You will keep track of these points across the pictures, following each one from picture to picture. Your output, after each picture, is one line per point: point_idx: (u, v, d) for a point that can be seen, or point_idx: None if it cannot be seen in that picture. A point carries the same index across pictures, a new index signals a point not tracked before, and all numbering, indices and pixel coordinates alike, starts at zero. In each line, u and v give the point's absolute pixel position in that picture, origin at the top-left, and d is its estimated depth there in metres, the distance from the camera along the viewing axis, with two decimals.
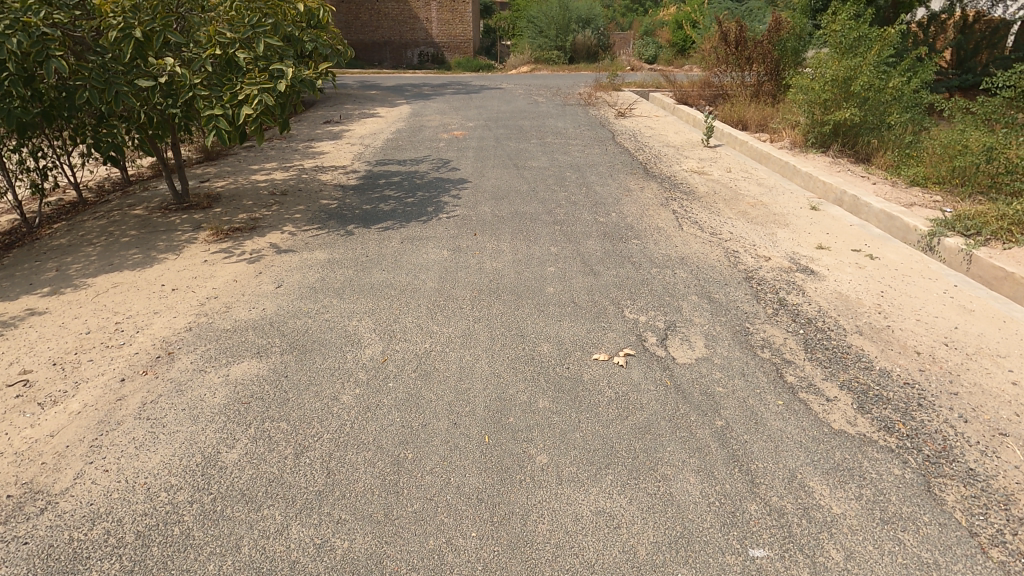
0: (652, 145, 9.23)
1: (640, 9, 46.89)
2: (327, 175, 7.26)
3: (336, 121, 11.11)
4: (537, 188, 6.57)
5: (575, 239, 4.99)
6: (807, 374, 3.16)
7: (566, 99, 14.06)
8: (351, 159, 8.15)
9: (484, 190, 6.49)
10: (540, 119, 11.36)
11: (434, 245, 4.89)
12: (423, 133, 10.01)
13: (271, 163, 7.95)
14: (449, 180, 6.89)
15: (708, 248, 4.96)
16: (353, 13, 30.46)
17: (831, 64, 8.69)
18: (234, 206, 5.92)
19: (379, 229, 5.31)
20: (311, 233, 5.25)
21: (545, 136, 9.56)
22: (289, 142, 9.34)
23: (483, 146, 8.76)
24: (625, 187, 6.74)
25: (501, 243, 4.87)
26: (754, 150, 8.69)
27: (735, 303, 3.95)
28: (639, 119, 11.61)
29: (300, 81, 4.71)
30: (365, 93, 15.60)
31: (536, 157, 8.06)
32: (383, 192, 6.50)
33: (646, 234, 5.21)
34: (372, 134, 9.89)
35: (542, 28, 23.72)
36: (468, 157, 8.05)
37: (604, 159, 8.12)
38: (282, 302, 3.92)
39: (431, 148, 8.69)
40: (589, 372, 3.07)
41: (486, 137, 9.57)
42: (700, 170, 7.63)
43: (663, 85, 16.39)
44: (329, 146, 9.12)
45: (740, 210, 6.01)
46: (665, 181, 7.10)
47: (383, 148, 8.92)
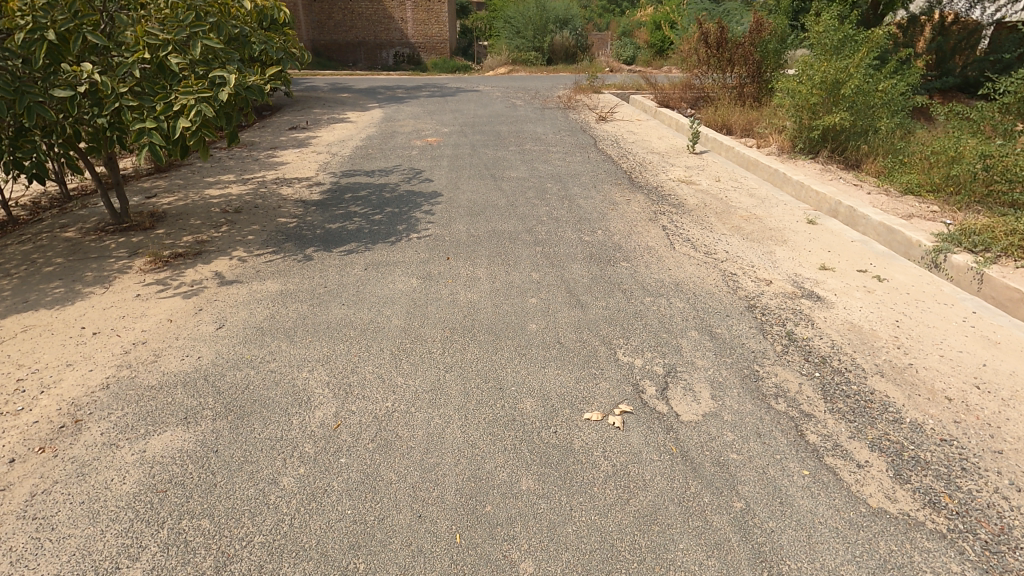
0: (636, 152, 8.82)
1: (617, 10, 46.78)
2: (288, 189, 6.69)
3: (303, 127, 10.50)
4: (516, 202, 6.10)
5: (558, 263, 4.52)
6: (831, 432, 2.72)
7: (545, 102, 13.63)
8: (316, 170, 7.58)
9: (458, 205, 6.00)
10: (519, 124, 10.90)
11: (401, 272, 4.39)
12: (395, 140, 9.47)
13: (228, 175, 7.35)
14: (421, 194, 6.38)
15: (704, 271, 4.53)
16: (325, 13, 29.64)
17: (818, 67, 8.37)
18: (180, 227, 5.33)
19: (341, 252, 4.78)
20: (264, 259, 4.69)
21: (523, 143, 9.10)
22: (250, 151, 8.73)
23: (459, 155, 8.27)
24: (611, 200, 6.30)
25: (477, 269, 4.39)
26: (742, 157, 8.33)
27: (740, 340, 3.51)
28: (621, 124, 11.22)
29: (245, 88, 4.14)
30: (335, 96, 14.95)
31: (514, 167, 7.60)
32: (348, 208, 5.96)
33: (637, 255, 4.76)
34: (341, 142, 9.31)
35: (520, 28, 23.27)
36: (442, 167, 7.55)
37: (587, 168, 7.68)
38: (221, 349, 3.36)
39: (403, 157, 8.17)
40: (580, 438, 2.60)
41: (461, 144, 9.07)
42: (687, 180, 7.23)
43: (643, 87, 16.06)
44: (294, 155, 8.52)
45: (734, 225, 5.61)
46: (652, 193, 6.68)
47: (352, 157, 8.36)
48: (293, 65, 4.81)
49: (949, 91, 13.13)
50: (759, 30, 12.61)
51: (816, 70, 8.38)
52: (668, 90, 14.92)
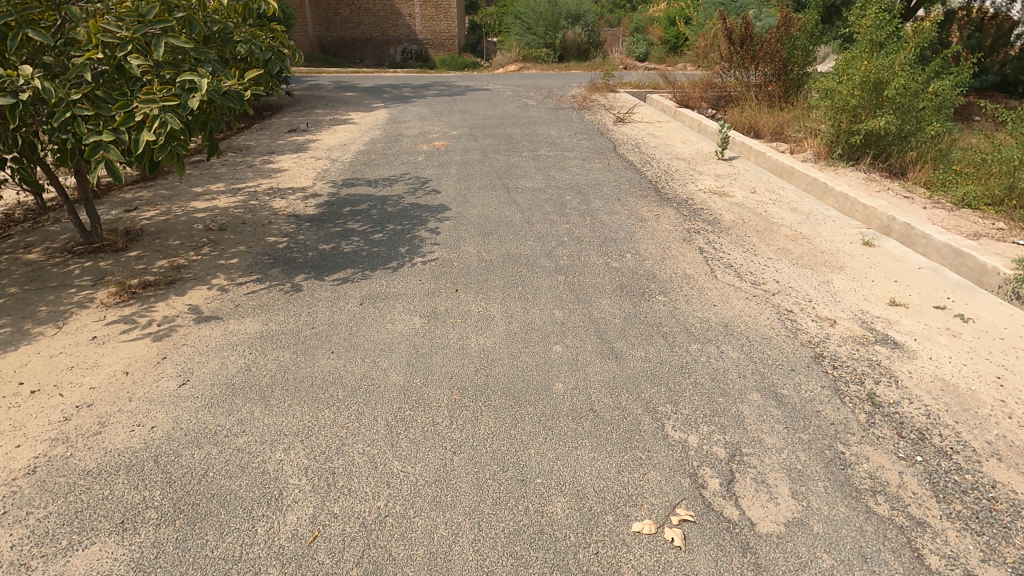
0: (660, 158, 8.16)
1: (628, 6, 45.85)
2: (282, 201, 6.11)
3: (304, 130, 9.93)
4: (533, 218, 5.48)
5: (584, 297, 3.91)
6: (956, 553, 2.08)
7: (559, 102, 12.97)
8: (313, 178, 6.99)
9: (468, 221, 5.39)
10: (532, 126, 10.25)
11: (402, 308, 3.78)
12: (400, 144, 8.86)
13: (218, 184, 6.78)
14: (426, 208, 5.78)
15: (755, 307, 3.89)
16: (333, 9, 29.08)
17: (861, 66, 7.65)
18: (156, 248, 4.75)
19: (334, 281, 4.18)
20: (246, 289, 4.10)
21: (537, 148, 8.47)
22: (246, 156, 8.16)
23: (469, 161, 7.65)
24: (637, 215, 5.65)
25: (489, 304, 3.78)
26: (777, 164, 7.65)
27: (814, 407, 2.86)
28: (640, 126, 10.56)
29: (222, 94, 3.50)
30: (340, 95, 14.38)
31: (529, 175, 6.98)
32: (345, 225, 5.36)
33: (673, 287, 4.11)
34: (342, 146, 8.72)
35: (531, 24, 22.60)
36: (450, 176, 6.93)
37: (608, 177, 7.04)
38: (180, 418, 2.75)
39: (409, 164, 7.56)
40: (630, 565, 1.98)
41: (471, 149, 8.44)
42: (720, 191, 6.57)
43: (661, 85, 15.34)
44: (291, 161, 7.95)
45: (780, 247, 4.96)
46: (682, 206, 6.03)
47: (353, 163, 7.76)
48: (283, 67, 4.19)
49: (987, 90, 12.31)
50: (787, 25, 11.88)
51: (858, 69, 7.63)
52: (687, 89, 14.19)
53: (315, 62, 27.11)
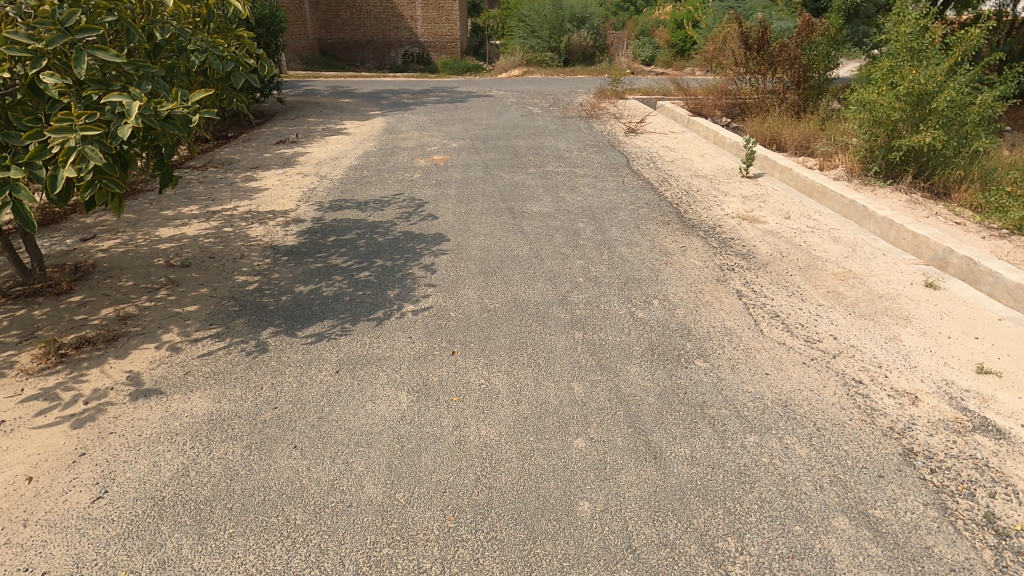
0: (680, 176, 7.49)
1: (632, 9, 45.29)
2: (259, 228, 5.44)
3: (294, 141, 9.28)
4: (541, 251, 4.82)
5: (606, 362, 3.23)
6: None
7: (566, 110, 12.31)
8: (298, 199, 6.33)
9: (468, 256, 4.72)
10: (537, 137, 9.59)
11: (387, 377, 3.11)
12: (396, 159, 8.20)
13: (192, 206, 6.12)
14: (421, 238, 5.12)
15: (816, 376, 3.20)
16: (332, 12, 28.45)
17: (901, 75, 6.96)
18: (104, 291, 4.08)
19: (307, 337, 3.51)
20: (202, 348, 3.43)
21: (544, 163, 7.81)
22: (227, 173, 7.51)
23: (470, 179, 6.99)
24: (661, 247, 4.98)
25: (492, 374, 3.11)
26: (807, 183, 6.97)
27: (922, 541, 2.17)
28: (653, 137, 9.91)
29: (162, 120, 2.86)
30: (336, 102, 13.74)
31: (537, 197, 6.32)
32: (327, 260, 4.69)
33: (712, 347, 3.43)
34: (333, 161, 8.07)
35: (534, 27, 21.97)
36: (449, 197, 6.28)
37: (623, 199, 6.37)
38: (83, 558, 2.07)
39: (405, 183, 6.91)
40: None
41: (472, 164, 7.78)
42: (750, 216, 5.90)
43: (671, 92, 14.68)
44: (276, 178, 7.29)
45: (829, 290, 4.28)
46: (710, 237, 5.35)
47: (343, 181, 7.11)
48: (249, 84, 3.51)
49: None
50: (809, 29, 11.23)
51: (900, 78, 6.92)
52: (700, 96, 13.53)
53: (314, 66, 26.49)
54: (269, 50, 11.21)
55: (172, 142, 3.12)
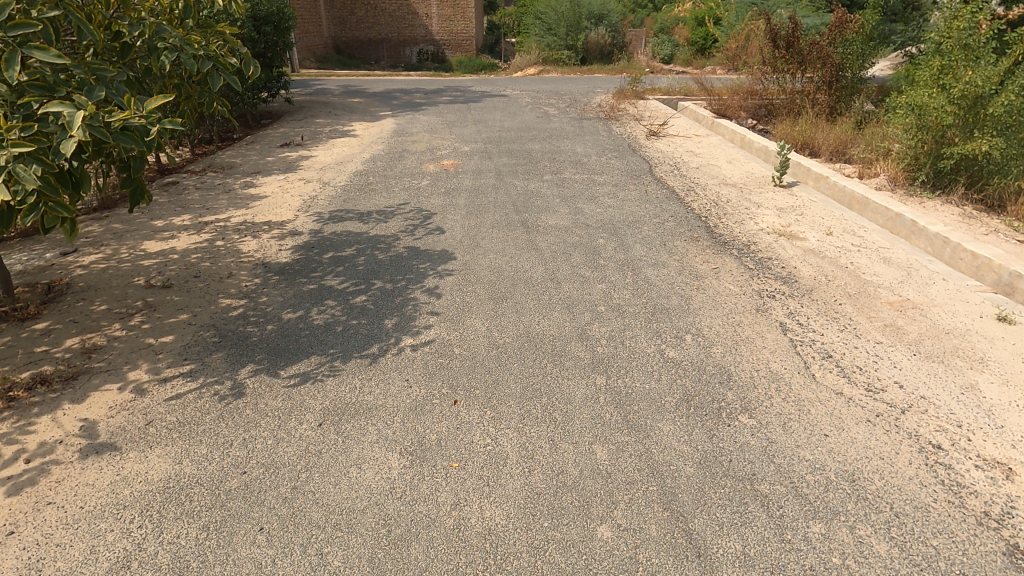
0: (707, 185, 6.97)
1: (651, 7, 44.51)
2: (252, 242, 5.04)
3: (299, 144, 8.90)
4: (557, 273, 4.35)
5: (634, 418, 2.75)
6: None
7: (584, 111, 11.80)
8: (297, 209, 5.93)
9: (476, 278, 4.26)
10: (554, 141, 9.11)
11: (377, 433, 2.66)
12: (404, 164, 7.77)
13: (184, 216, 5.74)
14: (426, 255, 4.67)
15: (886, 439, 2.69)
16: (347, 9, 28.15)
17: (955, 77, 6.31)
18: (73, 317, 3.69)
19: (289, 379, 3.07)
20: (170, 391, 3.01)
21: (561, 169, 7.33)
22: (227, 178, 7.13)
23: (482, 187, 6.53)
24: (691, 269, 4.48)
25: (499, 433, 2.64)
26: (846, 194, 6.41)
27: None
28: (677, 140, 9.37)
29: (117, 130, 2.46)
30: (346, 102, 13.38)
31: (553, 208, 5.85)
32: (321, 281, 4.26)
33: (757, 397, 2.94)
34: (338, 166, 7.66)
35: (551, 25, 21.42)
36: (458, 208, 5.83)
37: (647, 211, 5.88)
38: None
39: (412, 191, 6.47)
40: None
41: (484, 170, 7.32)
42: (788, 232, 5.37)
43: (694, 92, 14.07)
44: (277, 184, 6.89)
45: (887, 324, 3.75)
46: (745, 256, 4.84)
47: (346, 188, 6.70)
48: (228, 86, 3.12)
49: None
50: (842, 26, 10.60)
51: (952, 79, 6.31)
52: (725, 97, 12.92)
53: (328, 64, 26.22)
54: (277, 48, 10.84)
55: (138, 154, 2.74)
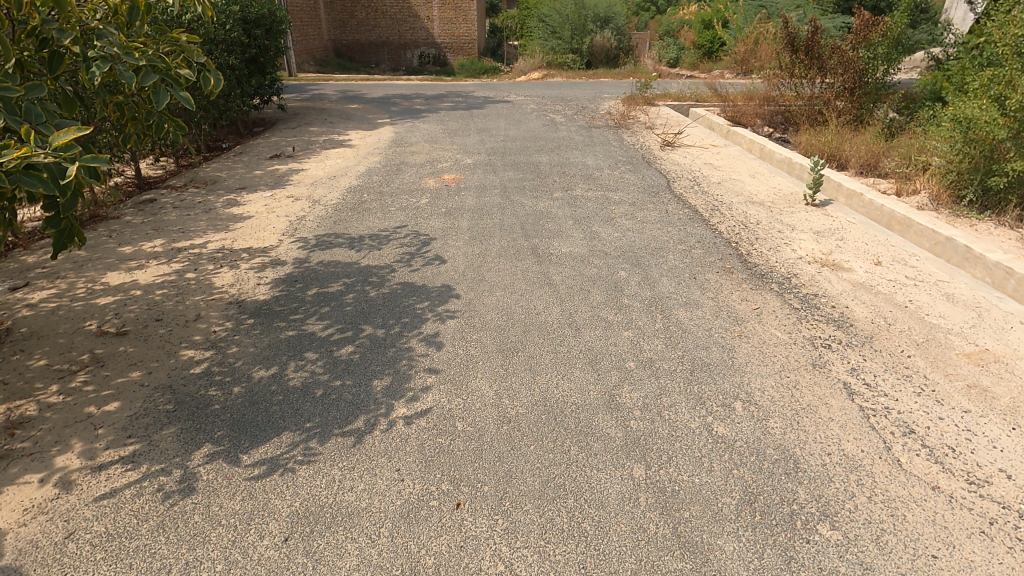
0: (732, 203, 6.40)
1: (654, 9, 44.07)
2: (228, 275, 4.46)
3: (290, 155, 8.33)
4: (575, 315, 3.77)
5: (686, 531, 2.17)
6: None
7: (592, 118, 11.23)
8: (282, 233, 5.35)
9: (481, 323, 3.67)
10: (562, 152, 8.53)
11: (356, 556, 2.07)
12: (401, 178, 7.19)
13: (155, 240, 5.16)
14: (423, 293, 4.08)
15: (1013, 562, 2.09)
16: (348, 12, 27.58)
17: (1010, 86, 5.77)
18: (3, 378, 3.10)
19: (253, 468, 2.49)
20: (103, 484, 2.43)
21: (572, 185, 6.75)
22: (209, 195, 6.56)
23: (486, 208, 5.96)
24: (730, 310, 3.89)
25: (516, 556, 2.06)
26: (886, 213, 5.82)
27: None
28: (693, 151, 8.79)
29: (24, 168, 2.00)
30: (343, 108, 12.81)
31: (566, 232, 5.28)
32: (301, 326, 3.68)
33: (836, 497, 2.35)
34: (331, 182, 7.09)
35: (556, 28, 20.87)
36: (460, 233, 5.25)
37: (670, 235, 5.30)
38: None
39: (410, 211, 5.89)
40: None
41: (488, 186, 6.75)
42: (831, 262, 4.78)
43: (706, 98, 13.52)
44: (263, 202, 6.32)
45: (971, 384, 3.16)
46: (786, 291, 4.25)
47: (338, 208, 6.12)
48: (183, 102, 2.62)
49: None
50: (867, 29, 10.13)
51: (1008, 89, 5.75)
52: (740, 104, 12.38)
53: (328, 67, 25.69)
54: (269, 53, 10.29)
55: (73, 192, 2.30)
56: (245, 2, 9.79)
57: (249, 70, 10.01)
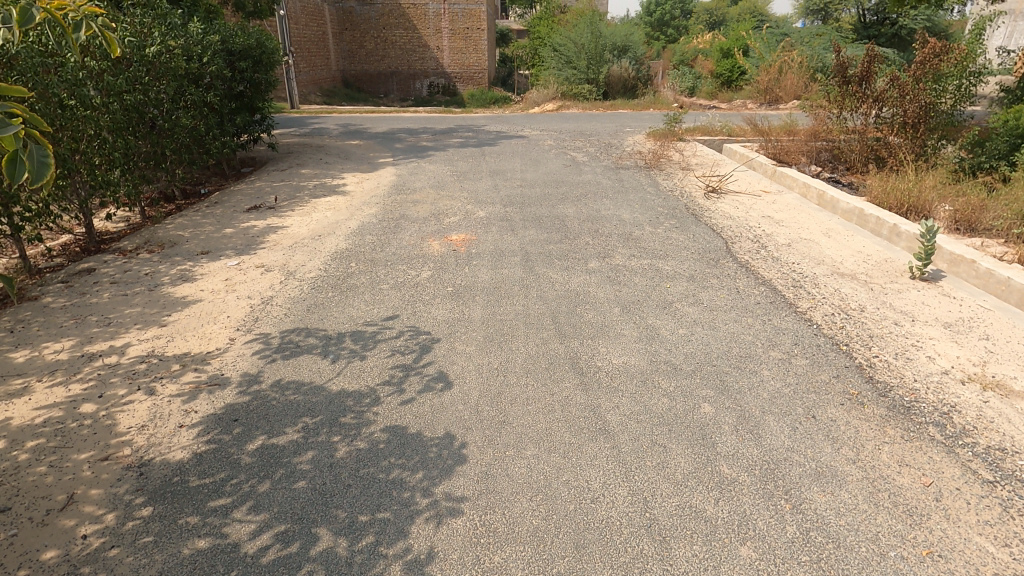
0: (814, 275, 5.06)
1: (664, 37, 43.82)
2: (140, 407, 3.14)
3: (272, 206, 7.13)
4: (650, 502, 2.41)
5: None
6: None
7: (620, 158, 10.01)
8: (237, 327, 4.06)
9: (507, 525, 2.31)
10: (590, 201, 7.28)
11: None
12: (399, 239, 5.93)
13: (65, 340, 3.87)
14: (416, 452, 2.73)
15: None
16: (357, 42, 26.84)
17: None
18: None
19: None
20: None
21: (609, 251, 5.47)
22: (160, 264, 5.32)
23: (503, 286, 4.65)
24: (891, 491, 2.51)
25: None
26: (1018, 289, 4.47)
27: None
28: (744, 200, 7.51)
29: None
30: (342, 145, 11.72)
31: (613, 328, 3.96)
32: (220, 528, 2.33)
33: None
34: (314, 244, 5.83)
35: (571, 57, 19.84)
36: (472, 329, 3.93)
37: (753, 333, 3.94)
38: None
39: (408, 292, 4.59)
40: None
41: (506, 252, 5.47)
42: (992, 379, 3.42)
43: (741, 133, 12.30)
44: (224, 274, 5.04)
45: None
46: (954, 442, 2.86)
47: (317, 283, 4.85)
48: None
49: None
50: (935, 59, 8.95)
51: None
52: (783, 139, 11.14)
53: (335, 96, 24.87)
54: (257, 87, 9.18)
55: None
56: (228, 31, 8.68)
57: (233, 107, 8.88)
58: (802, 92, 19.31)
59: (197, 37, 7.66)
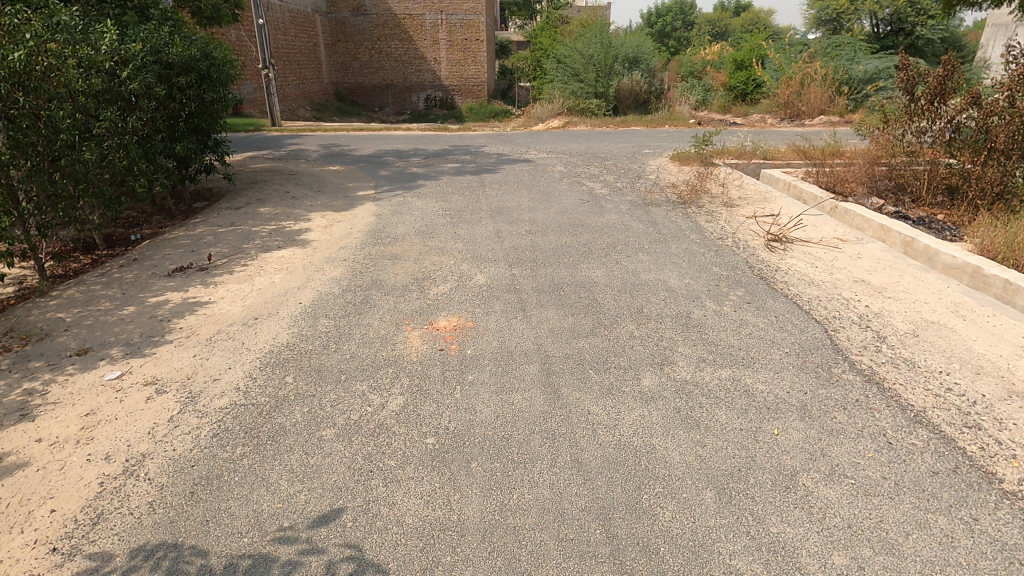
0: (988, 401, 3.32)
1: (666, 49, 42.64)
2: None
3: (204, 267, 5.40)
4: None
5: None
6: None
7: (649, 190, 8.30)
8: (54, 549, 2.33)
9: None
10: (624, 258, 5.57)
11: None
12: (364, 326, 4.21)
13: None
14: None
15: None
16: (350, 53, 25.29)
17: None
18: None
19: None
20: None
21: (669, 355, 3.75)
22: (7, 379, 3.59)
23: (514, 435, 2.93)
24: None
25: None
26: None
27: None
28: (821, 254, 5.79)
29: None
30: (317, 171, 10.01)
31: (713, 551, 2.24)
32: None
33: None
34: (242, 336, 4.10)
35: (578, 70, 18.19)
36: (463, 559, 2.21)
37: (963, 562, 2.21)
38: None
39: (362, 450, 2.85)
40: None
41: (516, 355, 3.73)
42: None
43: (781, 156, 10.60)
44: (88, 403, 3.31)
45: None
46: None
47: (225, 423, 3.10)
48: None
49: None
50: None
51: None
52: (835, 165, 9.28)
53: (326, 110, 23.22)
54: (204, 107, 7.50)
55: None
56: (164, 39, 7.00)
57: (172, 132, 7.17)
58: (827, 106, 17.61)
59: (109, 45, 5.95)
